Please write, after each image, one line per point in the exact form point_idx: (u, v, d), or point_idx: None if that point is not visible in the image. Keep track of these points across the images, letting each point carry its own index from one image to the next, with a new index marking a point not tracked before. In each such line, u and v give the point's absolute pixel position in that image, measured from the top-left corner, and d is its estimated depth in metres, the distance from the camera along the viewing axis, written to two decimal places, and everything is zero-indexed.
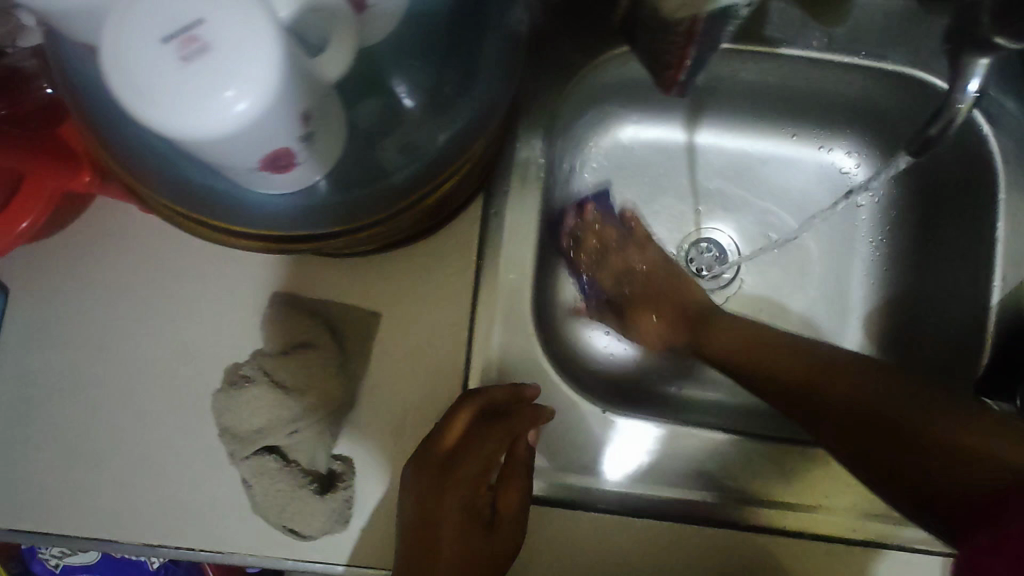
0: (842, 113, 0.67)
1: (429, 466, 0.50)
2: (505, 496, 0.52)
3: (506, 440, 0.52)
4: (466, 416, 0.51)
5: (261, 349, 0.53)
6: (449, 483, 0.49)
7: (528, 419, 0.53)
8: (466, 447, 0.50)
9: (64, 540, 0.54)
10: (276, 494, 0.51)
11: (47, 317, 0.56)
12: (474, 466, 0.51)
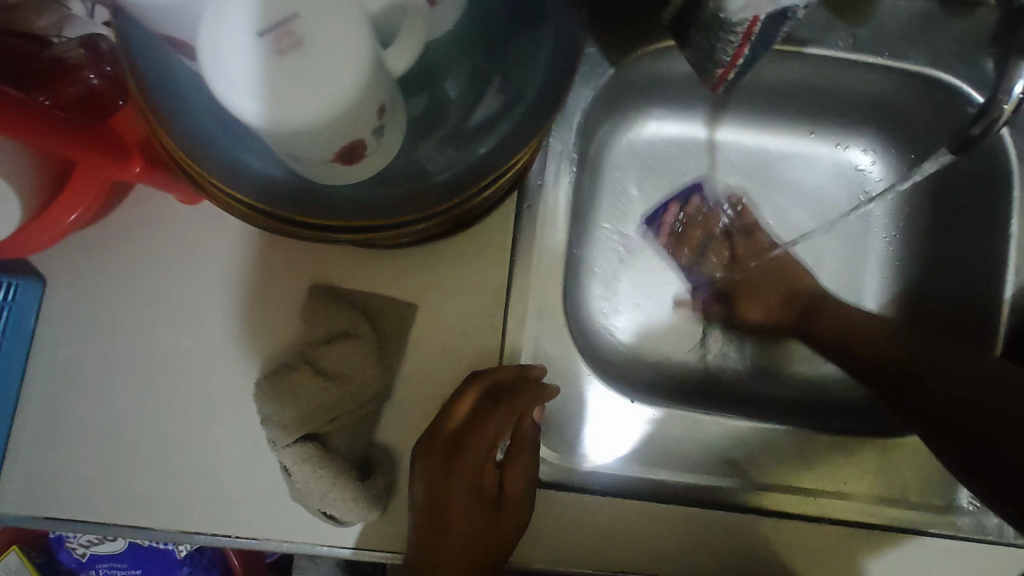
0: (861, 113, 0.70)
1: (438, 446, 0.51)
2: (512, 474, 0.52)
3: (510, 420, 0.52)
4: (472, 396, 0.52)
5: (302, 339, 0.54)
6: (456, 462, 0.50)
7: (533, 397, 0.53)
8: (472, 428, 0.51)
9: (102, 527, 0.54)
10: (319, 482, 0.50)
11: (85, 306, 0.56)
12: (481, 445, 0.51)
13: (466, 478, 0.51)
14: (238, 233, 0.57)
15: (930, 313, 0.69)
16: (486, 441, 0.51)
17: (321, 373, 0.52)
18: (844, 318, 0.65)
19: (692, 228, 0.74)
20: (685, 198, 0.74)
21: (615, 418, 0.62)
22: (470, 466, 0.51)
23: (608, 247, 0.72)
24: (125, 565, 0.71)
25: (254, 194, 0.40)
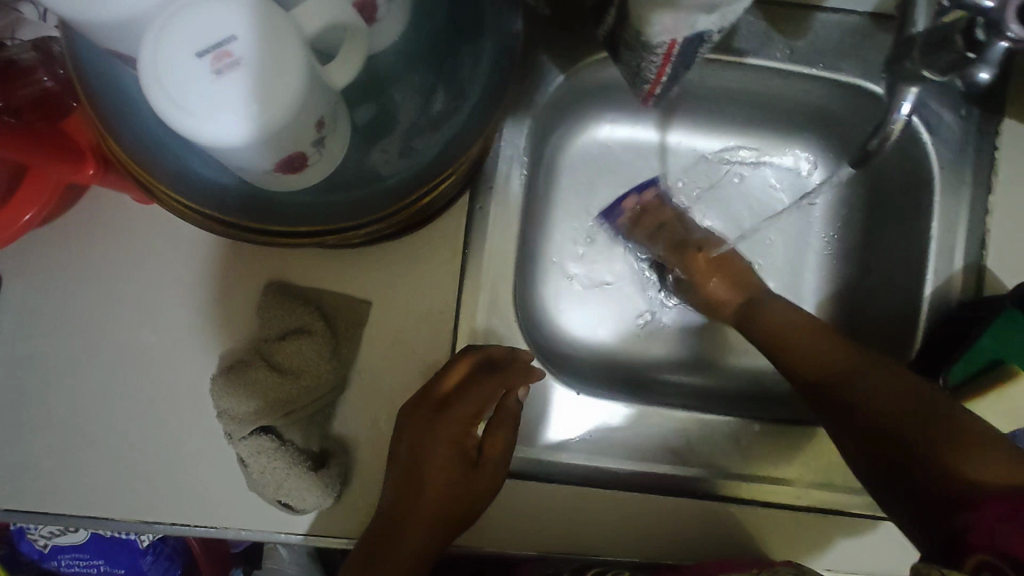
0: (801, 119, 0.73)
1: (427, 402, 0.54)
2: (491, 442, 0.55)
3: (498, 391, 0.55)
4: (466, 364, 0.55)
5: (258, 335, 0.56)
6: (441, 423, 0.54)
7: (522, 374, 0.57)
8: (460, 393, 0.55)
9: (62, 518, 0.56)
10: (274, 473, 0.53)
11: (42, 305, 0.57)
12: (467, 410, 0.55)
13: (449, 439, 0.54)
14: (196, 234, 0.58)
15: (862, 309, 0.73)
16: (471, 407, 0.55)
17: (276, 370, 0.54)
18: (780, 323, 0.63)
19: (650, 214, 0.74)
20: (650, 192, 0.75)
21: (577, 407, 0.65)
22: (453, 427, 0.54)
23: (560, 245, 0.75)
24: (88, 556, 0.71)
25: (203, 199, 0.42)
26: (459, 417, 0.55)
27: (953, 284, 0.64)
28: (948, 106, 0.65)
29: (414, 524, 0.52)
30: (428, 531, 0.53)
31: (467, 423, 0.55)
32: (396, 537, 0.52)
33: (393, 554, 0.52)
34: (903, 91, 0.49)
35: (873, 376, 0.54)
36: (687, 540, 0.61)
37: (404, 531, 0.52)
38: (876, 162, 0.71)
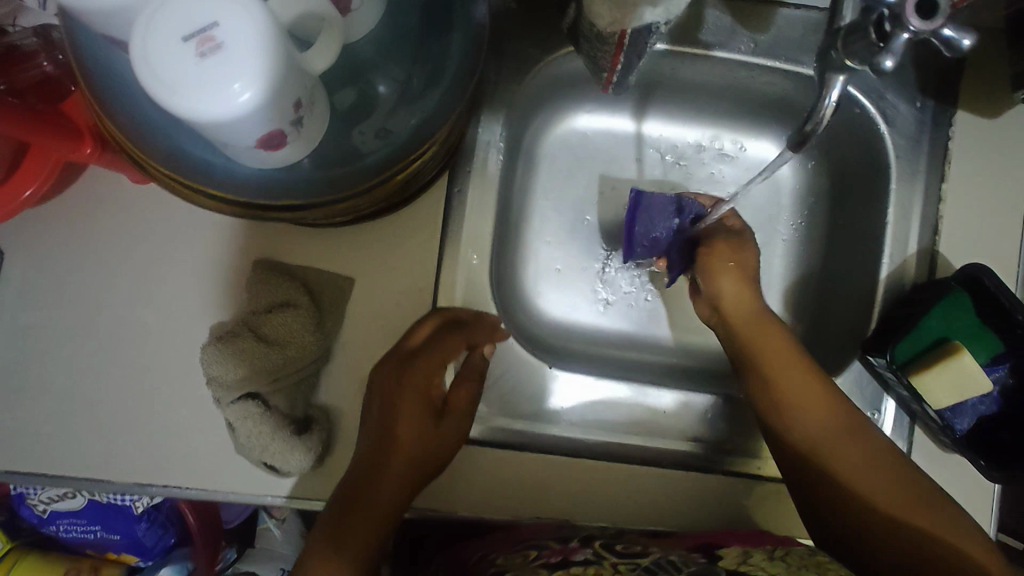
0: (768, 110, 0.77)
1: (397, 354, 0.59)
2: (457, 394, 0.60)
3: (461, 347, 0.61)
4: (433, 322, 0.60)
5: (245, 308, 0.59)
6: (410, 375, 0.59)
7: (485, 333, 0.63)
8: (428, 347, 0.60)
9: (62, 480, 0.59)
10: (258, 434, 0.56)
11: (42, 278, 0.60)
12: (433, 361, 0.60)
13: (418, 391, 0.59)
14: (189, 213, 0.61)
15: (825, 292, 0.77)
16: (437, 361, 0.60)
17: (264, 340, 0.57)
18: (771, 342, 0.64)
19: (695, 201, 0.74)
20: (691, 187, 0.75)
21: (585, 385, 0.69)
22: (421, 380, 0.60)
23: (539, 230, 0.79)
24: (85, 522, 0.75)
25: (186, 170, 0.45)
26: (426, 369, 0.60)
27: (907, 266, 0.67)
28: (904, 98, 0.68)
29: (387, 471, 0.56)
30: (401, 479, 0.56)
31: (433, 378, 0.60)
32: (371, 484, 0.55)
33: (369, 499, 0.55)
34: (830, 78, 0.52)
35: (859, 453, 0.57)
36: (655, 507, 0.64)
37: (377, 481, 0.55)
38: (837, 151, 0.75)
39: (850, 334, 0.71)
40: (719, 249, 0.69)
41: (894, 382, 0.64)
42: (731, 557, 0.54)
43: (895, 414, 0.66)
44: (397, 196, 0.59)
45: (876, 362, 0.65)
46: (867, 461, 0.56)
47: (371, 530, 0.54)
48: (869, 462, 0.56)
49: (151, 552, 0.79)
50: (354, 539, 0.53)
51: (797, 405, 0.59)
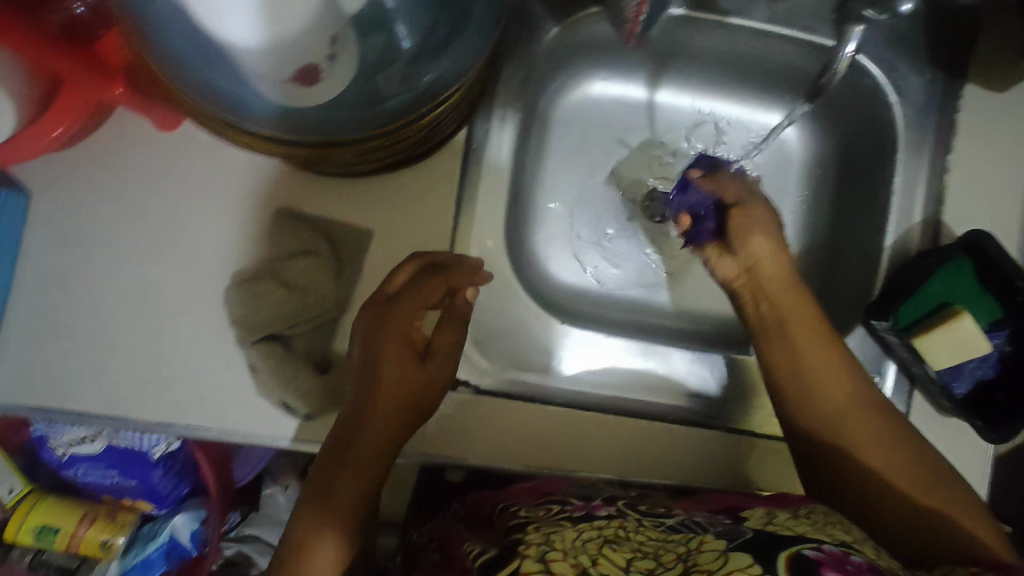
0: (780, 81, 0.78)
1: (377, 300, 0.59)
2: (440, 338, 0.60)
3: (441, 289, 0.60)
4: (412, 267, 0.60)
5: (267, 255, 0.61)
6: (390, 322, 0.58)
7: (467, 275, 0.61)
8: (406, 293, 0.59)
9: (87, 418, 0.61)
10: (275, 373, 0.59)
11: (69, 223, 0.62)
12: (413, 306, 0.59)
13: (399, 337, 0.58)
14: (212, 161, 0.62)
15: (831, 262, 0.78)
16: (414, 309, 0.59)
17: (284, 284, 0.60)
18: (780, 302, 0.65)
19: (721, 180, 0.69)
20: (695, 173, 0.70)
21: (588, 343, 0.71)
22: (401, 326, 0.58)
23: (552, 196, 0.80)
24: (103, 467, 0.76)
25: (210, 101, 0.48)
26: (406, 312, 0.59)
27: (911, 234, 0.69)
28: (914, 69, 0.69)
29: (374, 420, 0.57)
30: (384, 430, 0.57)
31: (413, 324, 0.59)
32: (353, 439, 0.56)
33: (352, 453, 0.56)
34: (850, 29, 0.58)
35: (875, 429, 0.59)
36: (659, 462, 0.66)
37: (364, 429, 0.56)
38: (845, 122, 0.76)
39: (854, 301, 0.73)
40: (757, 214, 0.67)
41: (895, 344, 0.66)
42: (756, 519, 0.56)
43: (896, 377, 0.69)
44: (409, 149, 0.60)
45: (878, 325, 0.67)
46: (881, 444, 0.58)
47: (357, 482, 0.56)
48: (883, 442, 0.58)
49: (165, 500, 0.81)
50: (346, 489, 0.56)
51: (818, 395, 0.61)
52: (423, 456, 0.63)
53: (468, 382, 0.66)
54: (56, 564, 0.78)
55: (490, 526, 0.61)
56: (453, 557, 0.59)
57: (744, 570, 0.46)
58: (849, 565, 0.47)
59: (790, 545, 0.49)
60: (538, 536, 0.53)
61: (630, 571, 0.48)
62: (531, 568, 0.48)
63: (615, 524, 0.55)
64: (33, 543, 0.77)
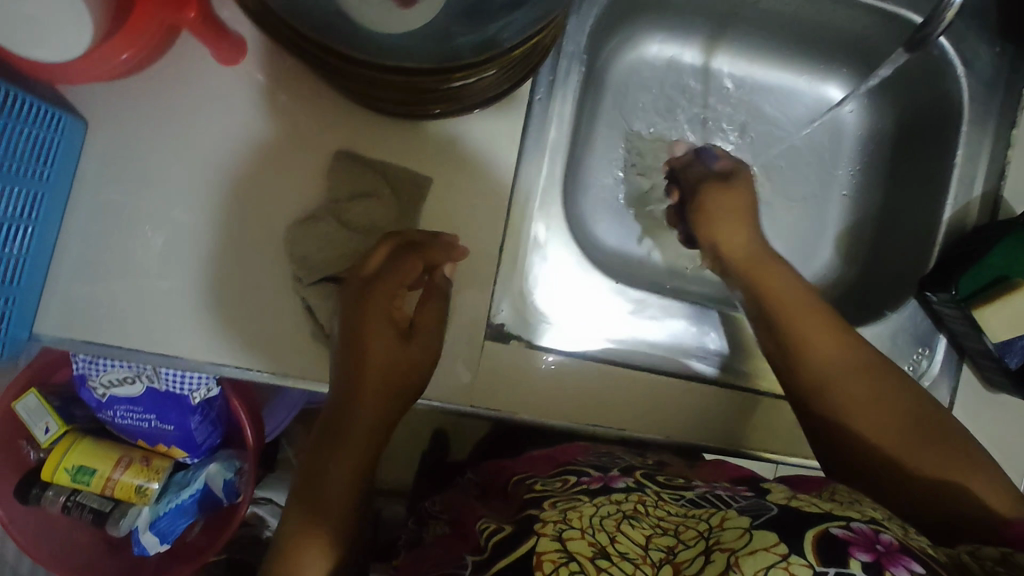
0: (841, 51, 0.77)
1: (354, 282, 0.59)
2: (422, 315, 0.60)
3: (418, 266, 0.59)
4: (386, 247, 0.59)
5: (332, 196, 0.61)
6: (370, 298, 0.58)
7: (443, 252, 0.59)
8: (384, 270, 0.58)
9: (138, 354, 0.61)
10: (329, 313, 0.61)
11: (126, 155, 0.61)
12: (392, 282, 0.58)
13: (381, 314, 0.58)
14: (276, 101, 0.62)
15: (882, 236, 0.77)
16: (391, 291, 0.58)
17: (345, 224, 0.61)
18: None
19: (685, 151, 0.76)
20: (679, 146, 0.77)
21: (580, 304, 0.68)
22: (382, 302, 0.58)
23: (599, 159, 0.79)
24: (141, 410, 0.76)
25: None
26: (386, 291, 0.59)
27: (969, 210, 0.69)
28: (984, 41, 0.69)
29: (361, 399, 0.58)
30: (370, 410, 0.59)
31: (395, 305, 0.60)
32: (342, 426, 0.59)
33: (342, 437, 0.58)
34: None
35: (873, 405, 0.58)
36: (704, 416, 0.68)
37: (353, 410, 0.58)
38: (904, 95, 0.75)
39: (906, 274, 0.72)
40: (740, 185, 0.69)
41: (952, 315, 0.66)
42: (778, 492, 0.56)
43: (946, 352, 0.69)
44: (477, 95, 0.59)
45: (935, 297, 0.67)
46: (873, 417, 0.58)
47: (352, 457, 0.58)
48: (877, 419, 0.57)
49: (199, 448, 0.81)
50: (340, 468, 0.58)
51: (796, 379, 0.61)
52: (472, 406, 0.64)
53: (521, 337, 0.65)
54: (90, 506, 0.78)
55: (505, 500, 0.64)
56: (467, 533, 0.59)
57: (769, 551, 0.45)
58: (877, 545, 0.45)
59: (816, 524, 0.47)
60: (555, 513, 0.54)
61: (648, 552, 0.49)
62: (547, 548, 0.49)
63: (634, 498, 0.56)
64: (69, 484, 0.77)
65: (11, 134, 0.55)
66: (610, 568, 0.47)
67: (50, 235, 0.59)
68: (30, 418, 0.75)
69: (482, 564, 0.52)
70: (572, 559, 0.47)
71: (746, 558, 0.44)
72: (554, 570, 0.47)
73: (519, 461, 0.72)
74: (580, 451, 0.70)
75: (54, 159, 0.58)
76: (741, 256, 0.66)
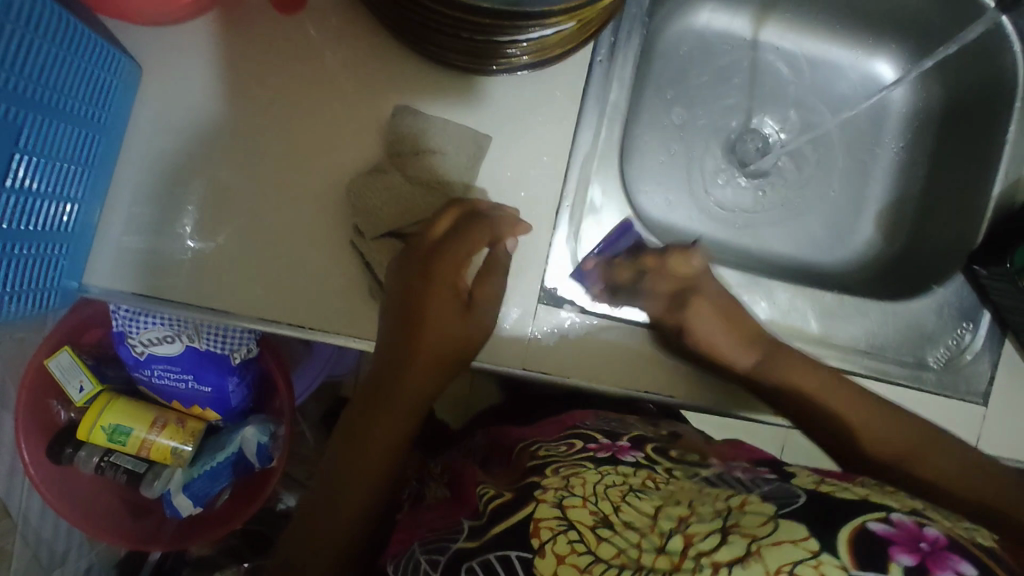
0: (891, 26, 0.77)
1: (416, 250, 0.59)
2: (483, 289, 0.59)
3: (485, 239, 0.59)
4: (452, 216, 0.59)
5: (393, 150, 0.61)
6: (435, 265, 0.59)
7: (507, 226, 0.59)
8: (453, 238, 0.59)
9: (187, 309, 0.59)
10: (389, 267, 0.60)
11: (183, 104, 0.60)
12: (459, 253, 0.59)
13: (445, 282, 0.59)
14: (336, 55, 0.61)
15: (925, 213, 0.77)
16: (457, 261, 0.59)
17: (408, 178, 0.61)
18: None
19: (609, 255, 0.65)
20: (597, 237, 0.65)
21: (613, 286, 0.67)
22: (447, 271, 0.59)
23: (647, 125, 0.77)
24: (178, 370, 0.74)
25: None
26: (451, 261, 0.59)
27: (1019, 186, 0.70)
28: None
29: (414, 362, 0.58)
30: (421, 370, 0.58)
31: (459, 278, 0.59)
32: (385, 386, 0.58)
33: (382, 398, 0.58)
34: None
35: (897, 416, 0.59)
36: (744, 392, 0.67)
37: (401, 372, 0.58)
38: (954, 73, 0.75)
39: (954, 249, 0.73)
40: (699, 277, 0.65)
41: (1002, 288, 0.67)
42: (803, 476, 0.51)
43: (989, 326, 0.69)
44: (540, 52, 0.59)
45: (983, 272, 0.68)
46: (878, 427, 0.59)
47: (394, 422, 0.58)
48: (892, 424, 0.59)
49: (233, 411, 0.80)
50: (379, 432, 0.57)
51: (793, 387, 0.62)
52: (524, 369, 0.62)
53: (574, 303, 0.64)
54: (124, 467, 0.77)
55: (507, 463, 0.61)
56: (467, 497, 0.56)
57: (797, 545, 0.40)
58: (921, 544, 0.39)
59: (850, 518, 0.42)
60: (556, 480, 0.51)
61: (657, 523, 0.45)
62: (545, 515, 0.46)
63: (643, 474, 0.52)
64: (104, 444, 0.76)
65: (75, 73, 0.54)
66: (612, 538, 0.44)
67: (104, 178, 0.59)
68: (64, 375, 0.73)
69: (478, 529, 0.49)
70: (571, 527, 0.45)
71: (769, 549, 0.40)
72: (552, 539, 0.45)
73: (522, 428, 0.69)
74: (588, 416, 0.67)
75: (112, 103, 0.57)
76: (713, 330, 0.63)
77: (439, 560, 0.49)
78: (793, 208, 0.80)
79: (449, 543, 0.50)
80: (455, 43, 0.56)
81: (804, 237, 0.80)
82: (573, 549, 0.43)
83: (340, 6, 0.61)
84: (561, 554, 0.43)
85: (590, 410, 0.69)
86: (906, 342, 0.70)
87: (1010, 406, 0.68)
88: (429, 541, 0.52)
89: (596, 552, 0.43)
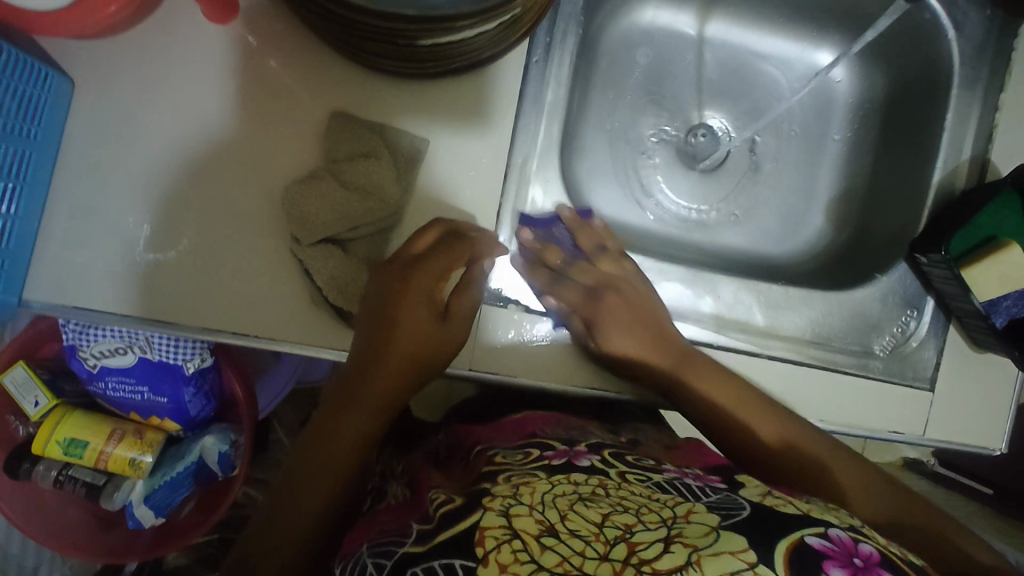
0: (832, 19, 0.77)
1: (398, 264, 0.59)
2: (458, 303, 0.60)
3: (466, 256, 0.60)
4: (433, 233, 0.60)
5: (330, 156, 0.61)
6: (415, 280, 0.59)
7: (489, 247, 0.61)
8: (434, 253, 0.59)
9: (127, 321, 0.60)
10: (329, 273, 0.60)
11: (114, 116, 0.60)
12: (439, 265, 0.59)
13: (422, 295, 0.59)
14: (269, 63, 0.62)
15: (872, 201, 0.78)
16: (436, 275, 0.59)
17: (344, 184, 0.61)
18: None
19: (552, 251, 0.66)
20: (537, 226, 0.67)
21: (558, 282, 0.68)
22: (426, 285, 0.59)
23: (595, 124, 0.78)
24: (133, 382, 0.75)
25: None
26: (431, 272, 0.59)
27: (957, 174, 0.70)
28: (974, 4, 0.69)
29: (385, 371, 0.59)
30: (391, 379, 0.59)
31: (437, 289, 0.60)
32: (352, 392, 0.59)
33: (348, 403, 0.59)
34: None
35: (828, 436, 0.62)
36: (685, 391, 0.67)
37: (371, 378, 0.59)
38: (895, 61, 0.76)
39: (898, 236, 0.74)
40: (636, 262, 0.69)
41: (942, 275, 0.67)
42: (751, 487, 0.52)
43: (932, 312, 0.70)
44: (470, 56, 0.59)
45: (924, 260, 0.69)
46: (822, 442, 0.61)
47: (355, 430, 0.58)
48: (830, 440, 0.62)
49: (192, 419, 0.80)
50: (340, 441, 0.58)
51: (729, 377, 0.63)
52: (472, 370, 0.63)
53: (518, 302, 0.65)
54: (82, 480, 0.77)
55: (463, 468, 0.61)
56: (421, 499, 0.55)
57: (734, 556, 0.41)
58: (855, 559, 0.41)
59: (790, 531, 0.43)
60: (505, 489, 0.50)
61: (602, 530, 0.44)
62: (491, 524, 0.45)
63: (595, 481, 0.52)
64: (60, 457, 0.76)
65: (5, 90, 0.54)
66: (556, 546, 0.43)
67: (38, 193, 0.59)
68: (19, 392, 0.74)
69: (426, 534, 0.48)
70: (516, 535, 0.44)
71: (708, 559, 0.41)
72: (496, 548, 0.43)
73: (484, 427, 0.70)
74: (550, 423, 0.67)
75: (43, 118, 0.58)
76: (644, 330, 0.64)
77: (384, 564, 0.47)
78: (745, 201, 0.81)
79: (394, 548, 0.48)
80: (384, 49, 0.56)
81: (758, 229, 0.81)
82: (516, 558, 0.42)
83: (273, 15, 0.62)
84: (504, 563, 0.42)
85: (550, 416, 0.69)
86: (852, 331, 0.71)
87: (955, 394, 0.69)
88: (378, 543, 0.51)
89: (538, 560, 0.42)
